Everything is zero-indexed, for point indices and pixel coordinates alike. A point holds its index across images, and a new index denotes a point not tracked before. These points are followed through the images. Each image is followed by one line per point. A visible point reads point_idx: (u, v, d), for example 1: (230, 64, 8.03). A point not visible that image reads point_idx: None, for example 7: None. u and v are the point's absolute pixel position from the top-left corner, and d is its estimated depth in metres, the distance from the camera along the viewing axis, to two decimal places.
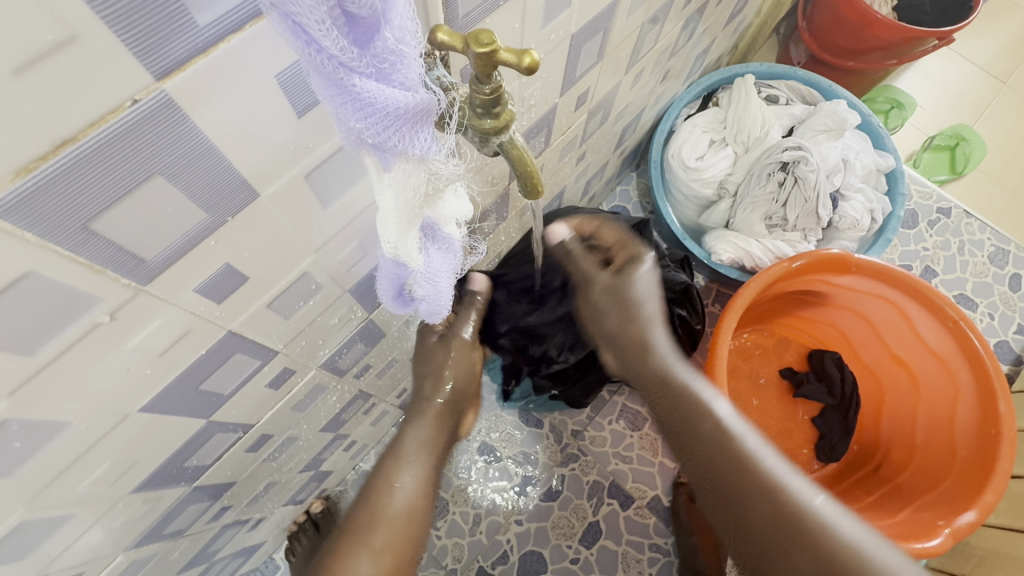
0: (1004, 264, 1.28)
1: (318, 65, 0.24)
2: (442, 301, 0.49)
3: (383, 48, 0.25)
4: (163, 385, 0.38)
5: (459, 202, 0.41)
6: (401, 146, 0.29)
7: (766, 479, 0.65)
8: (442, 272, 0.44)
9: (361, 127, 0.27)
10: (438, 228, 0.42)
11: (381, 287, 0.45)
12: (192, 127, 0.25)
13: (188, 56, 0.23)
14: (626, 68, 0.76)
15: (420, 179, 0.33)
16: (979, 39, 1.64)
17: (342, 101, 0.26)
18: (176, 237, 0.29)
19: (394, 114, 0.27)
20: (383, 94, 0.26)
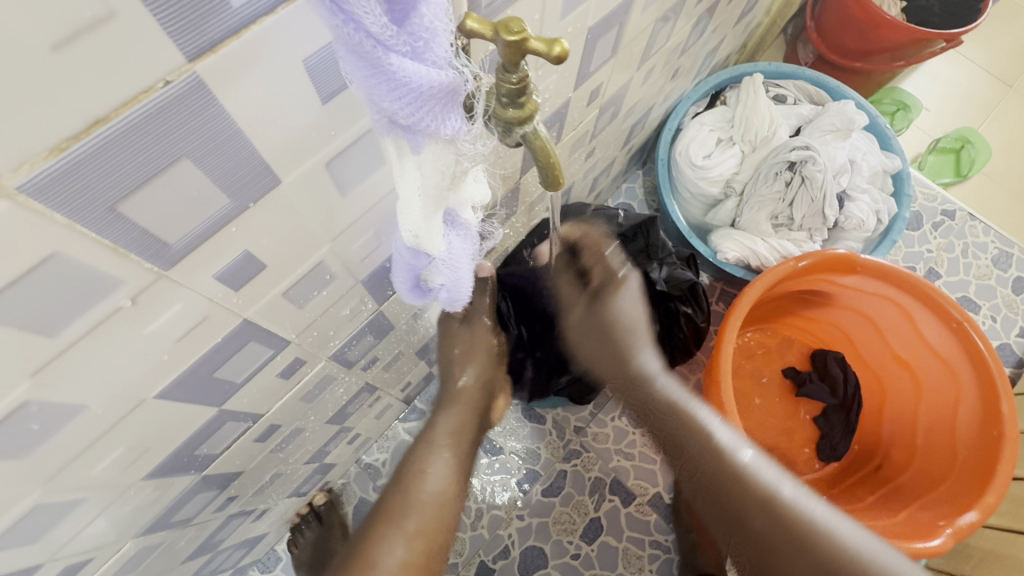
0: (1007, 267, 1.28)
1: (355, 43, 0.24)
2: (461, 290, 0.50)
3: (419, 26, 0.26)
4: (178, 372, 0.38)
5: (478, 185, 0.41)
6: (433, 126, 0.29)
7: (762, 487, 0.64)
8: (461, 257, 0.44)
9: (395, 107, 0.27)
10: (457, 215, 0.41)
11: (397, 278, 0.46)
12: (221, 111, 0.25)
13: (222, 37, 0.23)
14: (637, 65, 0.76)
15: (449, 160, 0.33)
16: (985, 42, 1.64)
17: (378, 80, 0.26)
18: (200, 222, 0.29)
19: (427, 93, 0.27)
20: (419, 73, 0.26)
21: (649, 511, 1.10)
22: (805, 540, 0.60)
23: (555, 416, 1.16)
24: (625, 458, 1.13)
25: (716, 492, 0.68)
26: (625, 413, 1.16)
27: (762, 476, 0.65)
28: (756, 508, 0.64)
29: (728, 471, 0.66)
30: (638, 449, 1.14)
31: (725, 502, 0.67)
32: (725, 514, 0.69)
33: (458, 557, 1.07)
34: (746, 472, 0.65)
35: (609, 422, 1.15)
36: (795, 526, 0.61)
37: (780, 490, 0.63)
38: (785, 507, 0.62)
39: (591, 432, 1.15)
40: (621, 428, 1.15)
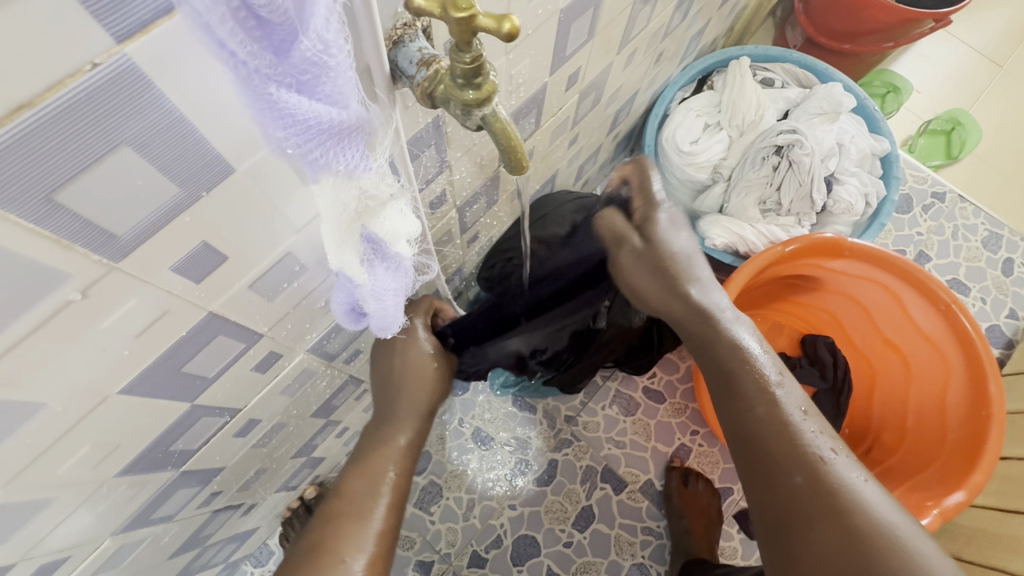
0: (997, 248, 1.28)
1: (235, 71, 0.23)
2: (393, 315, 0.48)
3: (302, 61, 0.24)
4: (142, 368, 0.38)
5: (405, 220, 0.38)
6: (327, 160, 0.29)
7: (812, 451, 0.52)
8: (389, 289, 0.43)
9: (282, 137, 0.26)
10: (383, 246, 0.39)
11: (336, 298, 0.45)
12: (160, 96, 0.24)
13: (153, 17, 0.22)
14: (618, 49, 0.75)
15: (351, 195, 0.33)
16: (977, 22, 1.62)
17: (266, 114, 0.25)
18: (151, 210, 0.29)
19: (316, 128, 0.27)
20: (305, 106, 0.25)
21: (641, 498, 1.11)
22: (842, 510, 0.49)
23: (545, 405, 1.16)
24: (616, 447, 1.14)
25: (756, 456, 0.55)
26: (615, 402, 1.16)
27: (812, 441, 0.53)
28: (796, 468, 0.52)
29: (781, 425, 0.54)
30: (629, 437, 1.14)
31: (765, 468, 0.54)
32: (753, 486, 0.55)
33: (451, 547, 1.08)
34: (801, 431, 0.54)
35: (600, 410, 1.16)
36: (840, 500, 0.49)
37: (831, 459, 0.52)
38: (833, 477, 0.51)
39: (582, 421, 1.15)
40: (612, 416, 1.15)
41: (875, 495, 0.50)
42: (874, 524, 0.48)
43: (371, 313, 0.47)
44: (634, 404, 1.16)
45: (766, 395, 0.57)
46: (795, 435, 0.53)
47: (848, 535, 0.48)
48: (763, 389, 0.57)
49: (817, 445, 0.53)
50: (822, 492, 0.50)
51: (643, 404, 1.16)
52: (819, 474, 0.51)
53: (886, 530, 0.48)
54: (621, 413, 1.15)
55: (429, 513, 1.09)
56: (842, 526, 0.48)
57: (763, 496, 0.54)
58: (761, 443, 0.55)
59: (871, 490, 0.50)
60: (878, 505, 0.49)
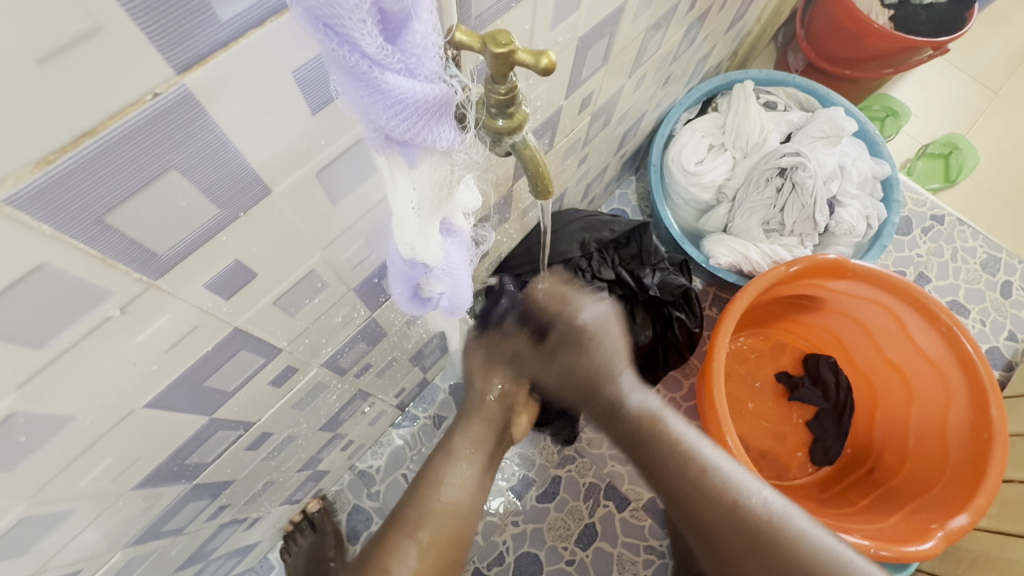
0: (996, 271, 1.30)
1: (350, 62, 0.24)
2: (464, 294, 0.48)
3: (412, 43, 0.25)
4: (167, 382, 0.38)
5: (468, 192, 0.41)
6: (430, 140, 0.29)
7: (733, 497, 0.60)
8: (459, 264, 0.44)
9: (392, 124, 0.27)
10: (451, 223, 0.41)
11: (395, 288, 0.47)
12: (210, 122, 0.25)
13: (211, 49, 0.23)
14: (629, 72, 0.77)
15: (444, 171, 0.33)
16: (973, 50, 1.66)
17: (374, 99, 0.26)
18: (191, 231, 0.29)
19: (422, 108, 0.27)
20: (413, 88, 0.26)
21: (644, 516, 1.10)
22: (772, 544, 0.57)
23: None
24: (620, 464, 1.13)
25: (682, 505, 0.63)
26: None
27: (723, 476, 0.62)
28: (729, 520, 0.59)
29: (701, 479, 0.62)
30: None
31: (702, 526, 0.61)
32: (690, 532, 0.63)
33: None
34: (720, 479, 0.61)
35: None
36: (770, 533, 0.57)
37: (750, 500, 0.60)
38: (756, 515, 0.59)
39: (586, 437, 1.15)
40: None
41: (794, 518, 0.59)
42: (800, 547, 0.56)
43: (439, 294, 0.48)
44: None
45: (682, 456, 0.64)
46: (720, 490, 0.61)
47: (772, 553, 0.57)
48: (670, 444, 0.64)
49: (727, 479, 0.61)
50: (741, 522, 0.59)
51: None
52: (737, 509, 0.59)
53: (797, 535, 0.57)
54: None
55: None
56: (755, 541, 0.58)
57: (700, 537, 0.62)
58: (683, 494, 0.62)
59: (778, 502, 0.60)
60: (787, 514, 0.59)
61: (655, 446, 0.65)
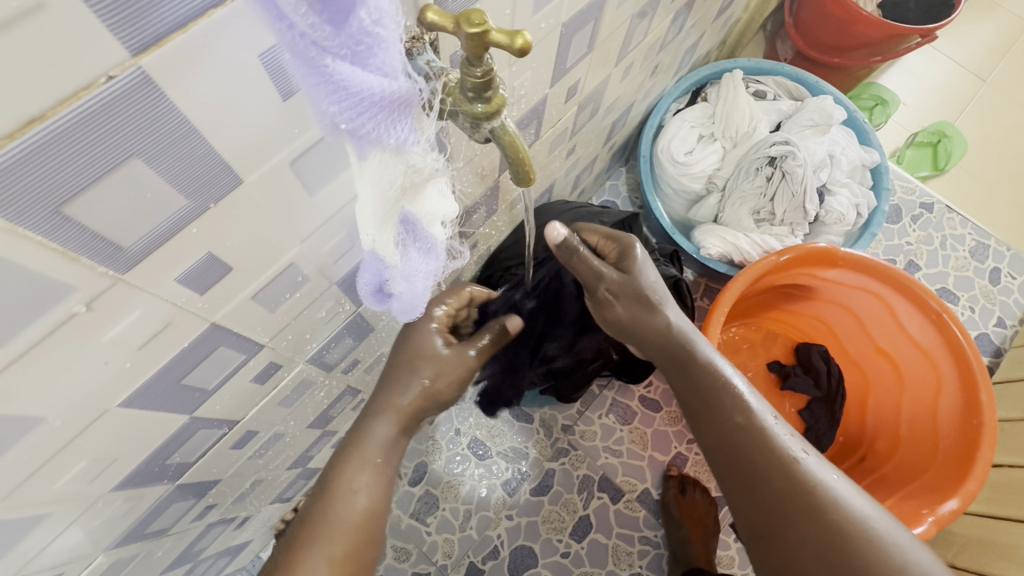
0: (984, 258, 1.30)
1: (291, 44, 0.23)
2: (417, 300, 0.49)
3: (358, 29, 0.24)
4: (143, 380, 0.37)
5: (443, 200, 0.40)
6: (376, 134, 0.29)
7: (784, 457, 0.56)
8: (418, 272, 0.44)
9: (335, 110, 0.26)
10: (418, 226, 0.40)
11: (362, 280, 0.45)
12: (171, 108, 0.24)
13: (168, 30, 0.22)
14: (616, 61, 0.76)
15: (398, 171, 0.33)
16: (961, 37, 1.66)
17: (316, 82, 0.25)
18: (158, 222, 0.28)
19: (368, 100, 0.27)
20: (359, 77, 0.26)
21: (638, 508, 1.11)
22: (816, 507, 0.53)
23: (542, 415, 1.15)
24: (613, 456, 1.13)
25: (738, 469, 0.58)
26: (612, 411, 1.16)
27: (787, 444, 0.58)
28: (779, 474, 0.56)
29: (752, 432, 0.58)
30: (626, 446, 1.14)
31: (743, 474, 0.57)
32: (736, 495, 0.59)
33: (447, 559, 1.07)
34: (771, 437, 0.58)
35: (597, 419, 1.15)
36: (819, 501, 0.54)
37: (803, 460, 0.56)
38: (809, 480, 0.55)
39: (579, 430, 1.15)
40: (609, 425, 1.15)
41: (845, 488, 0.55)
42: (850, 522, 0.52)
43: (399, 297, 0.47)
44: (631, 413, 1.16)
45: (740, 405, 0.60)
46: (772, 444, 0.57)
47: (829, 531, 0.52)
48: (738, 401, 0.60)
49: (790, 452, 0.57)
50: (802, 498, 0.54)
51: (639, 413, 1.16)
52: (791, 474, 0.55)
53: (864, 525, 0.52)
54: (618, 421, 1.15)
55: (425, 525, 1.08)
56: (798, 501, 0.54)
57: (746, 503, 0.58)
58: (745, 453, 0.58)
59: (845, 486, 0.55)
60: (853, 501, 0.54)
61: (716, 405, 0.60)
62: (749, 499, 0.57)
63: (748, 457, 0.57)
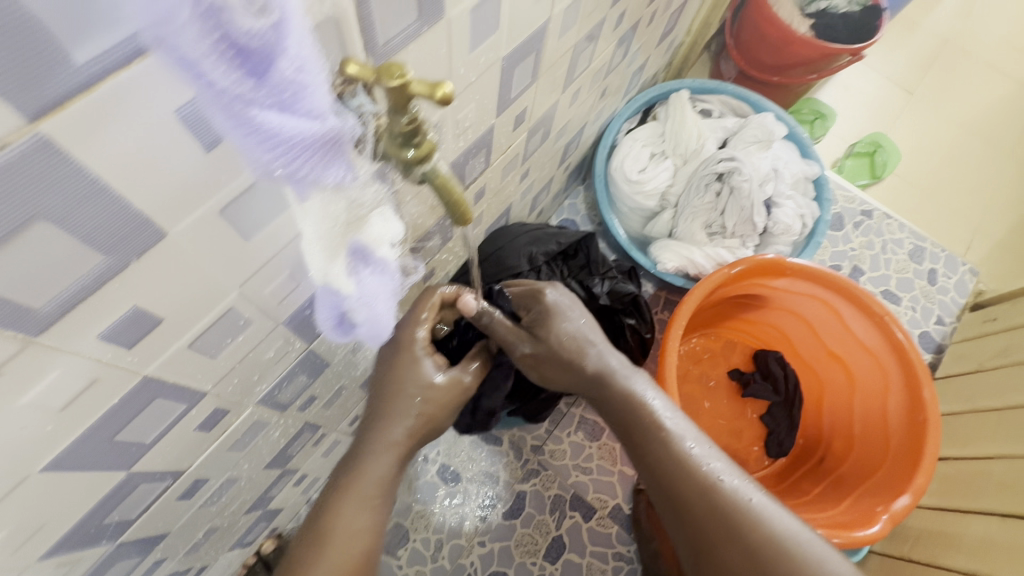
0: (922, 260, 1.38)
1: (215, 100, 0.22)
2: (383, 324, 0.47)
3: (281, 80, 0.23)
4: (70, 441, 0.35)
5: (388, 223, 0.40)
6: (313, 174, 0.28)
7: (706, 481, 0.58)
8: (379, 295, 0.42)
9: (268, 159, 0.25)
10: (369, 252, 0.39)
11: (319, 313, 0.43)
12: (80, 167, 0.24)
13: (69, 93, 0.21)
14: (562, 87, 0.78)
15: (339, 208, 0.33)
16: (889, 54, 1.78)
17: (245, 132, 0.24)
18: (72, 281, 0.27)
19: (301, 144, 0.26)
20: (288, 126, 0.25)
21: (610, 524, 1.11)
22: (738, 527, 0.56)
23: (511, 436, 1.15)
24: (584, 473, 1.14)
25: (665, 494, 0.60)
26: (580, 428, 1.16)
27: (707, 470, 0.59)
28: (701, 499, 0.58)
29: (674, 459, 0.60)
30: (596, 462, 1.14)
31: (672, 501, 0.60)
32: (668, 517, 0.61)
33: None
34: (693, 462, 0.59)
35: (566, 437, 1.16)
36: (740, 523, 0.56)
37: (723, 483, 0.58)
38: (730, 501, 0.57)
39: (549, 449, 1.15)
40: (578, 443, 1.15)
41: (767, 506, 0.58)
42: (768, 538, 0.55)
43: (362, 324, 0.45)
44: (599, 429, 1.17)
45: (662, 433, 0.61)
46: (694, 470, 0.59)
47: (749, 556, 0.55)
48: (659, 430, 0.61)
49: (713, 475, 0.59)
50: (722, 522, 0.57)
51: (607, 428, 1.17)
52: (713, 495, 0.58)
53: (779, 540, 0.55)
54: (587, 438, 1.16)
55: (396, 558, 1.05)
56: (722, 522, 0.57)
57: (680, 528, 0.60)
58: (670, 483, 0.59)
59: (766, 505, 0.58)
60: (772, 518, 0.57)
61: (648, 435, 0.61)
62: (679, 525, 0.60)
63: (673, 486, 0.59)
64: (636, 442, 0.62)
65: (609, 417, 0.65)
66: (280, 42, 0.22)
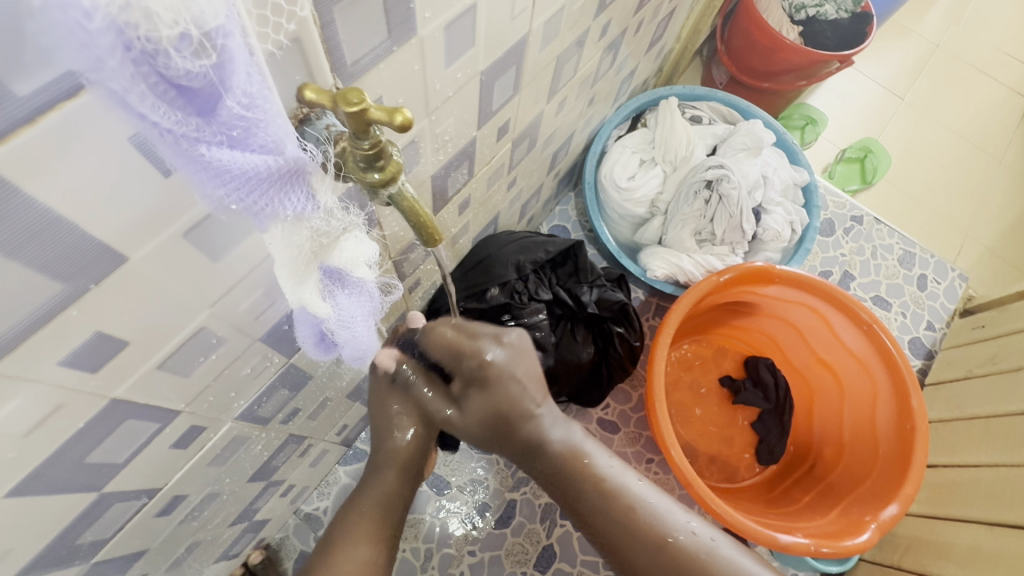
0: (912, 265, 1.38)
1: (162, 140, 0.22)
2: (365, 342, 0.48)
3: (229, 117, 0.23)
4: (34, 466, 0.35)
5: (361, 245, 0.39)
6: (270, 208, 0.28)
7: (647, 522, 0.60)
8: (357, 315, 0.43)
9: (223, 194, 0.26)
10: (344, 273, 0.39)
11: (301, 334, 0.44)
12: (27, 198, 0.23)
13: (11, 126, 0.21)
14: (547, 97, 0.78)
15: (303, 236, 0.32)
16: (879, 59, 1.79)
17: (199, 172, 0.24)
18: (27, 311, 0.27)
19: (255, 177, 0.26)
20: (241, 160, 0.25)
21: None
22: (681, 560, 0.58)
23: None
24: None
25: (607, 541, 0.61)
26: None
27: (648, 509, 0.60)
28: (645, 542, 0.59)
29: (616, 508, 0.60)
30: None
31: (613, 547, 0.60)
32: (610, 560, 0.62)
33: None
34: (635, 504, 0.60)
35: None
36: (682, 559, 0.58)
37: (664, 521, 0.60)
38: (671, 540, 0.59)
39: None
40: None
41: (706, 533, 0.61)
42: (711, 567, 0.58)
43: (342, 343, 0.46)
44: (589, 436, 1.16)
45: (599, 486, 0.61)
46: (636, 516, 0.59)
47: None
48: (596, 481, 0.61)
49: (652, 515, 0.60)
50: (666, 560, 0.58)
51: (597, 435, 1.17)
52: (656, 539, 0.59)
53: (720, 564, 0.59)
54: None
55: None
56: (666, 560, 0.59)
57: (622, 570, 0.61)
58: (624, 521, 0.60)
59: (705, 533, 0.61)
60: (712, 545, 0.60)
61: (583, 488, 0.61)
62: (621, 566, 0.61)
63: (617, 532, 0.60)
64: (571, 495, 0.61)
65: (539, 469, 0.64)
66: (224, 80, 0.23)
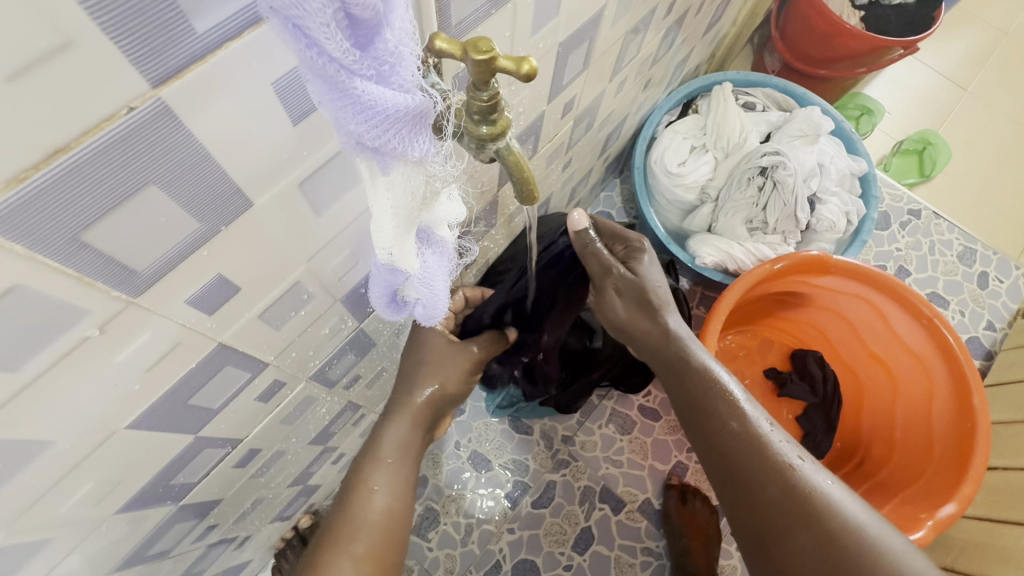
0: (972, 262, 1.33)
1: (316, 66, 0.23)
2: (437, 303, 0.49)
3: (383, 50, 0.25)
4: (151, 401, 0.37)
5: (452, 205, 0.42)
6: (400, 149, 0.29)
7: (780, 460, 0.56)
8: (437, 275, 0.45)
9: (361, 131, 0.26)
10: (432, 232, 0.42)
11: (373, 293, 0.45)
12: (187, 135, 0.25)
13: (186, 62, 0.22)
14: (610, 76, 0.78)
15: (419, 182, 0.33)
16: (943, 47, 1.71)
17: (343, 103, 0.25)
18: (169, 247, 0.29)
19: (393, 117, 0.27)
20: (385, 97, 0.26)
21: (640, 518, 1.11)
22: (809, 508, 0.53)
23: (542, 426, 1.15)
24: (613, 466, 1.13)
25: (729, 472, 0.59)
26: (611, 420, 1.16)
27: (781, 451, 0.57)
28: (772, 479, 0.56)
29: (745, 437, 0.58)
30: (626, 456, 1.14)
31: (735, 477, 0.58)
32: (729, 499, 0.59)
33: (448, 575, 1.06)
34: (766, 441, 0.58)
35: (597, 429, 1.15)
36: (813, 503, 0.54)
37: (798, 466, 0.56)
38: (804, 484, 0.55)
39: (579, 441, 1.15)
40: (608, 436, 1.15)
41: (842, 494, 0.55)
42: (842, 524, 0.52)
43: (415, 301, 0.48)
44: (630, 422, 1.16)
45: (734, 411, 0.60)
46: (767, 449, 0.57)
47: (823, 541, 0.52)
48: (732, 408, 0.60)
49: (787, 456, 0.57)
50: (796, 502, 0.54)
51: (638, 422, 1.16)
52: (787, 475, 0.56)
53: (855, 530, 0.52)
54: (617, 431, 1.15)
55: (427, 540, 1.08)
56: (796, 501, 0.54)
57: (742, 511, 0.58)
58: (738, 465, 0.58)
59: (838, 491, 0.55)
60: (847, 506, 0.54)
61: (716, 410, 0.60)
62: (746, 506, 0.57)
63: (743, 462, 0.58)
64: (704, 419, 0.61)
65: (674, 390, 0.65)
66: (387, 15, 0.25)
